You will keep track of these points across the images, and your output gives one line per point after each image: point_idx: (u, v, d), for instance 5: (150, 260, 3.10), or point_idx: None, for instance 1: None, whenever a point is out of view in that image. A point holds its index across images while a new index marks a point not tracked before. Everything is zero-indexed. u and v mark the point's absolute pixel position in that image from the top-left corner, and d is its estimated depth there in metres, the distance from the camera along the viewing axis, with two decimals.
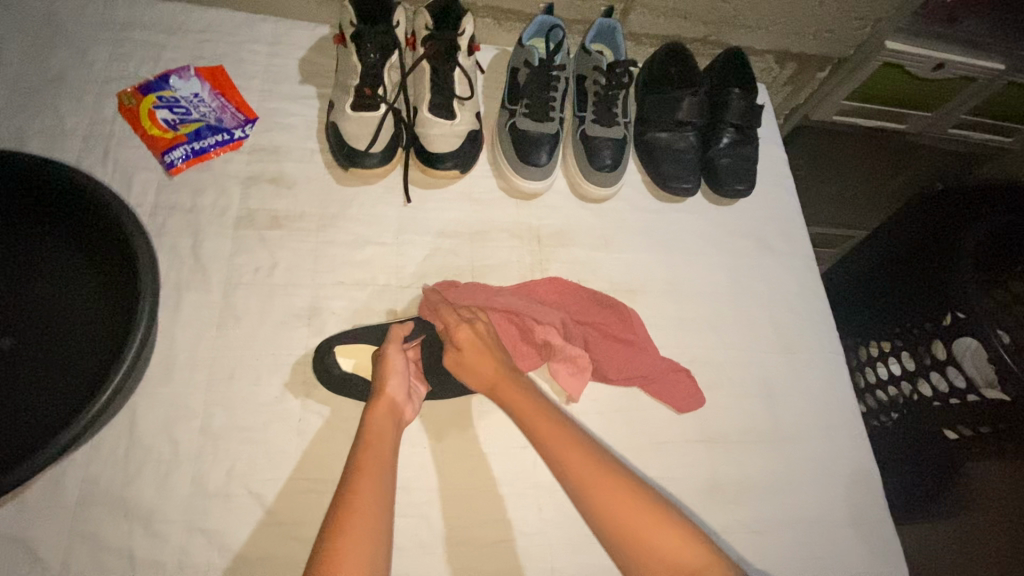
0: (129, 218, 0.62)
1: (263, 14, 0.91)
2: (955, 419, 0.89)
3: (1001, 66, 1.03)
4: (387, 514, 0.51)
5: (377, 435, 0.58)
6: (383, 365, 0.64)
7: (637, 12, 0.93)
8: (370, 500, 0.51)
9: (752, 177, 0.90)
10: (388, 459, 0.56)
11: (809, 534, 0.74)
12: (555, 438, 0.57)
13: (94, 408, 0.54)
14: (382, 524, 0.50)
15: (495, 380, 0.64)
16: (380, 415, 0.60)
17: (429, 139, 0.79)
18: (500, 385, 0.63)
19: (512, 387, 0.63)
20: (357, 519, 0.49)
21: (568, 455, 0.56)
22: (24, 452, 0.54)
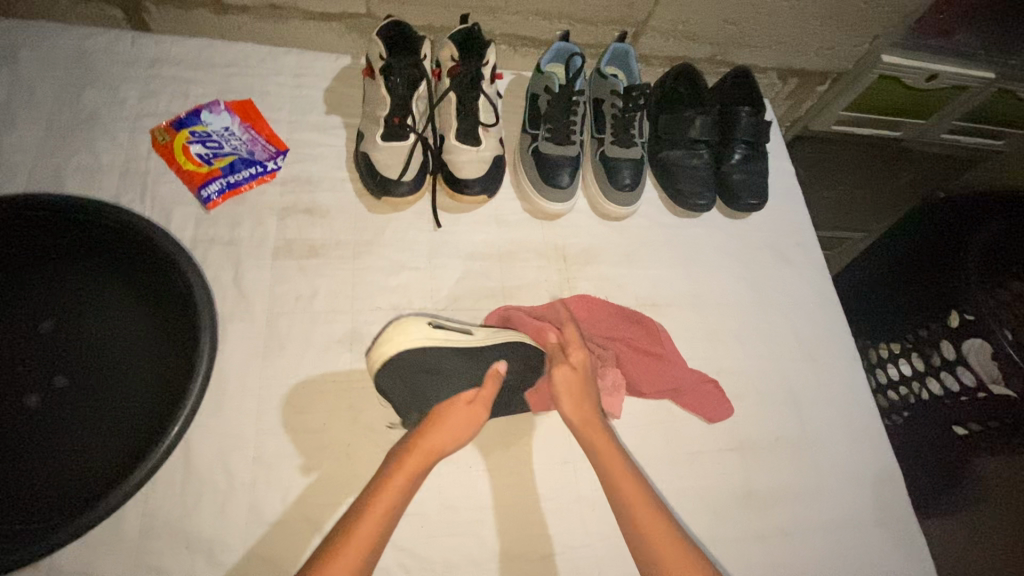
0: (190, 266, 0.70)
1: (287, 46, 0.93)
2: (963, 415, 0.93)
3: (992, 74, 1.07)
4: (368, 559, 0.54)
5: (401, 471, 0.59)
6: (443, 418, 0.62)
7: (648, 36, 0.97)
8: (358, 542, 0.54)
9: (765, 191, 0.93)
10: (401, 496, 0.58)
11: (839, 535, 0.77)
12: (642, 510, 0.61)
13: (169, 438, 0.63)
14: (358, 569, 0.53)
15: (589, 428, 0.66)
16: (415, 455, 0.60)
17: (457, 165, 0.81)
18: (591, 434, 0.66)
19: (602, 437, 0.66)
20: (341, 561, 0.53)
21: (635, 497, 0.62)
22: (104, 481, 0.62)
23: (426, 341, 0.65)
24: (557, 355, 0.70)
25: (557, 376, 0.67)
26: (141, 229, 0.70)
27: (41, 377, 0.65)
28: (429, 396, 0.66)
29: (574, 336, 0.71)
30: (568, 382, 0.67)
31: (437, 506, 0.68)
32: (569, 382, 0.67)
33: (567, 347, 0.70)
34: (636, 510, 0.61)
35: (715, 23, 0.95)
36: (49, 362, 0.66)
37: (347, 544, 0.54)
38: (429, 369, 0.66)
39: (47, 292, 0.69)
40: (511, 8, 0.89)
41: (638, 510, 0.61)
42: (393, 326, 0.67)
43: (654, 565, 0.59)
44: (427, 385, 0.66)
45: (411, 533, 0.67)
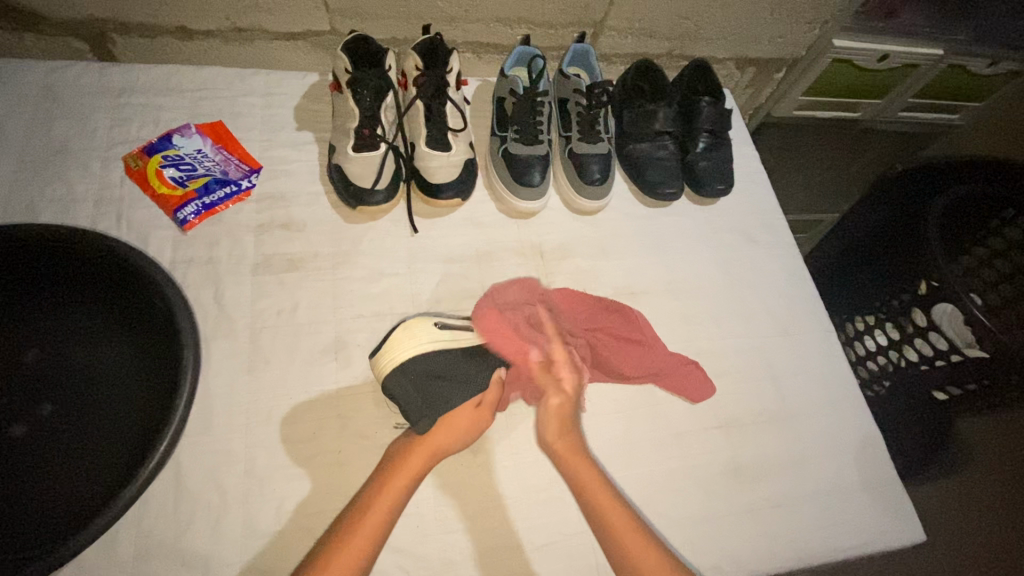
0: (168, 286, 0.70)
1: (254, 67, 0.95)
2: (942, 380, 0.95)
3: (940, 52, 1.11)
4: (380, 540, 0.60)
5: (405, 468, 0.65)
6: (448, 419, 0.69)
7: (606, 35, 1.00)
8: (369, 529, 0.60)
9: (730, 176, 0.96)
10: (407, 487, 0.64)
11: (828, 502, 0.79)
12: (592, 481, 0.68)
13: (157, 456, 0.63)
14: (372, 548, 0.59)
15: (570, 453, 0.71)
16: (420, 450, 0.67)
17: (429, 171, 0.83)
18: (576, 465, 0.69)
19: (587, 468, 0.69)
20: (358, 540, 0.59)
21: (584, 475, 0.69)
22: (92, 506, 0.61)
23: (430, 344, 0.70)
24: (545, 376, 0.76)
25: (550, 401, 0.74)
26: (119, 253, 0.71)
27: (25, 408, 0.66)
28: (437, 402, 0.69)
29: (563, 358, 0.77)
30: (561, 410, 0.74)
31: (431, 505, 0.69)
32: (561, 408, 0.74)
33: (556, 367, 0.76)
34: (597, 501, 0.66)
35: (669, 18, 0.98)
36: (32, 392, 0.66)
37: (354, 536, 0.59)
38: (440, 374, 0.70)
39: (26, 323, 0.70)
40: (472, 17, 0.92)
41: (625, 535, 0.64)
42: (398, 331, 0.71)
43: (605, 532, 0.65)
44: (437, 390, 0.69)
45: (408, 532, 0.68)
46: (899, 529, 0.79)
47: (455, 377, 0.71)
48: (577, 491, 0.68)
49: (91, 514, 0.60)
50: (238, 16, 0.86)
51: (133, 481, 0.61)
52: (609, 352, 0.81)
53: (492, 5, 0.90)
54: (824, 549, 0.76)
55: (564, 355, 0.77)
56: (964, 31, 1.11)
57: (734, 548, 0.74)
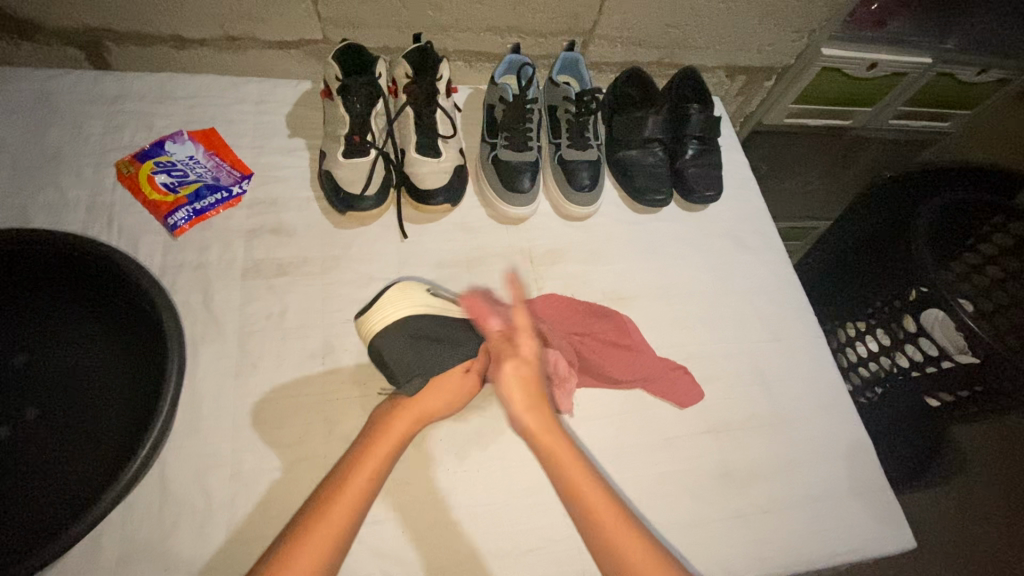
0: (157, 290, 0.71)
1: (248, 76, 0.96)
2: (933, 385, 0.95)
3: (929, 60, 1.11)
4: (360, 513, 0.60)
5: (390, 432, 0.66)
6: (436, 383, 0.70)
7: (596, 44, 1.01)
8: (354, 496, 0.60)
9: (720, 183, 0.97)
10: (393, 451, 0.65)
11: (818, 507, 0.78)
12: (571, 464, 0.65)
13: (141, 458, 0.63)
14: (359, 506, 0.60)
15: (550, 440, 0.67)
16: (407, 415, 0.67)
17: (419, 177, 0.84)
18: (557, 454, 0.66)
19: (570, 456, 0.66)
20: (339, 507, 0.58)
21: (562, 456, 0.66)
22: (75, 509, 0.61)
23: (424, 305, 0.72)
24: (505, 346, 0.71)
25: (507, 371, 0.69)
26: (107, 257, 0.71)
27: (10, 412, 0.66)
28: (429, 365, 0.69)
29: (525, 326, 0.71)
30: (520, 377, 0.69)
31: (418, 510, 0.69)
32: (519, 372, 0.69)
33: (516, 336, 0.72)
34: (576, 484, 0.64)
35: (658, 27, 1.00)
36: (18, 396, 0.67)
37: (337, 502, 0.59)
38: (433, 337, 0.71)
39: (15, 327, 0.70)
40: (462, 26, 0.93)
41: (609, 525, 0.61)
42: (392, 291, 0.73)
43: (584, 516, 0.62)
44: (430, 352, 0.70)
45: (393, 537, 0.67)
46: (889, 536, 0.78)
47: (447, 342, 0.71)
48: (553, 472, 0.65)
49: (74, 518, 0.60)
50: (231, 25, 0.87)
51: (116, 484, 0.61)
52: (587, 357, 0.81)
53: (482, 14, 0.91)
54: (814, 555, 0.75)
55: (525, 320, 0.71)
56: (952, 40, 1.11)
57: (722, 553, 0.73)
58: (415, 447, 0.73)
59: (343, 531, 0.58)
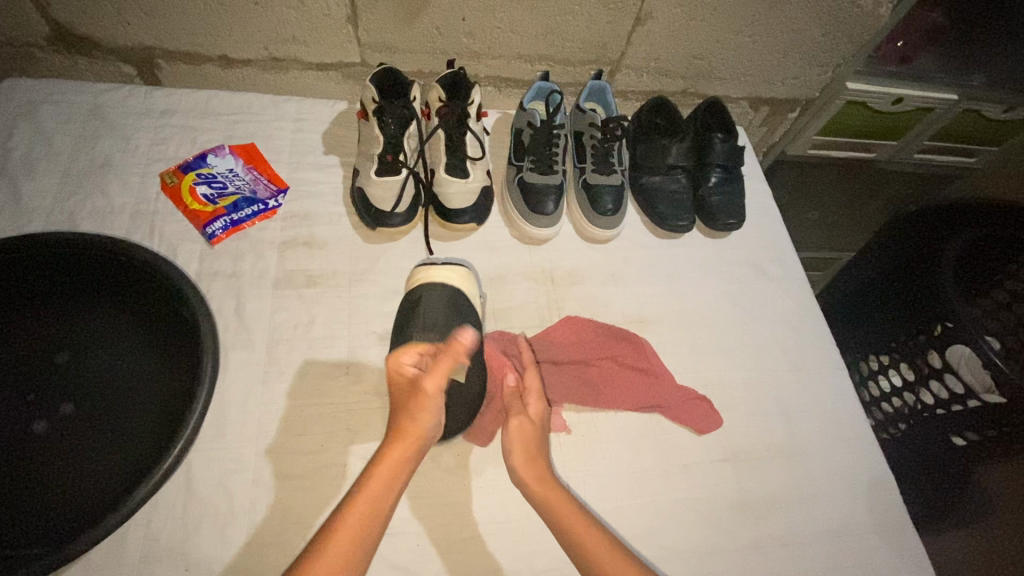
0: (195, 296, 0.74)
1: (287, 95, 1.00)
2: (960, 423, 0.93)
3: (955, 96, 1.13)
4: (363, 552, 0.55)
5: (382, 470, 0.60)
6: (415, 405, 0.65)
7: (623, 73, 1.04)
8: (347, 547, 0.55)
9: (742, 211, 0.98)
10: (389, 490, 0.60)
11: (839, 543, 0.77)
12: (557, 501, 0.65)
13: (172, 457, 0.65)
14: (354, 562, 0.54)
15: (537, 482, 0.67)
16: (399, 446, 0.62)
17: (446, 197, 0.87)
18: (545, 494, 0.66)
19: (566, 505, 0.65)
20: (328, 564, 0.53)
21: (549, 494, 0.66)
22: (105, 504, 0.64)
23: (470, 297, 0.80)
24: (515, 404, 0.73)
25: (513, 428, 0.71)
26: (150, 263, 0.75)
27: (48, 407, 0.68)
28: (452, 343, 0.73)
29: (535, 388, 0.74)
30: (523, 433, 0.71)
31: (433, 523, 0.70)
32: (523, 428, 0.71)
33: (525, 395, 0.74)
34: (565, 519, 0.64)
35: (684, 58, 1.02)
36: (55, 392, 0.69)
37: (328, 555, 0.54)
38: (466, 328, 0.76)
39: (59, 325, 0.73)
40: (494, 53, 0.96)
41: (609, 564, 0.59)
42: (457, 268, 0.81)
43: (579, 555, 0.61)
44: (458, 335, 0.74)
45: (407, 551, 0.68)
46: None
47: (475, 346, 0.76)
48: (544, 514, 0.65)
49: (104, 513, 0.62)
50: (276, 47, 0.92)
51: (147, 481, 0.63)
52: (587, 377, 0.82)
53: (515, 42, 0.95)
54: None
55: (536, 381, 0.74)
56: (977, 78, 1.11)
57: None
58: (433, 460, 0.74)
59: None
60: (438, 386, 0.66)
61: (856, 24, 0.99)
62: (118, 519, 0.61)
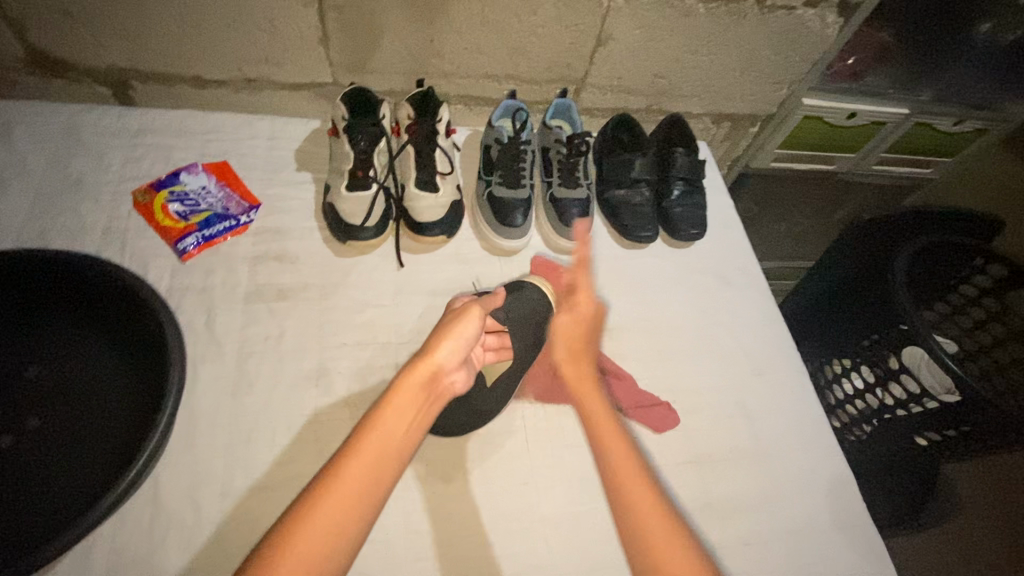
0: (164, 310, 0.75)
1: (260, 114, 1.03)
2: (919, 424, 0.96)
3: (905, 110, 1.18)
4: (393, 464, 0.55)
5: (401, 394, 0.60)
6: (448, 332, 0.67)
7: (588, 91, 1.08)
8: (371, 458, 0.54)
9: (704, 221, 1.01)
10: (417, 406, 0.60)
11: (801, 542, 0.79)
12: (623, 456, 0.60)
13: (137, 470, 0.65)
14: (374, 481, 0.53)
15: (604, 426, 0.63)
16: (418, 370, 0.63)
17: (417, 211, 0.89)
18: (609, 445, 0.62)
19: (629, 459, 0.60)
20: (346, 481, 0.52)
21: (614, 447, 0.61)
22: (68, 519, 0.64)
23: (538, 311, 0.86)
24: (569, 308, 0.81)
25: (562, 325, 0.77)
26: (120, 278, 0.76)
27: (12, 421, 0.68)
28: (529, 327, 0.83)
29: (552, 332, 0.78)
30: (568, 331, 0.76)
31: (401, 529, 0.71)
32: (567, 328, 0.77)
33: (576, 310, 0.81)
34: (619, 471, 0.59)
35: (646, 77, 1.07)
36: (17, 407, 0.69)
37: (353, 467, 0.53)
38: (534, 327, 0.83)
39: (27, 341, 0.74)
40: (463, 73, 1.00)
41: (661, 542, 0.54)
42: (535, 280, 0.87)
43: (626, 523, 0.56)
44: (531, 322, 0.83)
45: (377, 557, 0.68)
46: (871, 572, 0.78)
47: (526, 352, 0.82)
48: (600, 452, 0.62)
49: (67, 527, 0.62)
50: (249, 67, 0.94)
51: (112, 493, 0.64)
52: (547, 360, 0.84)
53: (482, 62, 0.98)
54: None
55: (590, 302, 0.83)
56: (927, 91, 1.17)
57: None
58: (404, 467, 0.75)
59: (345, 517, 0.50)
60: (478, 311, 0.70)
61: (805, 44, 1.05)
62: (74, 536, 0.61)
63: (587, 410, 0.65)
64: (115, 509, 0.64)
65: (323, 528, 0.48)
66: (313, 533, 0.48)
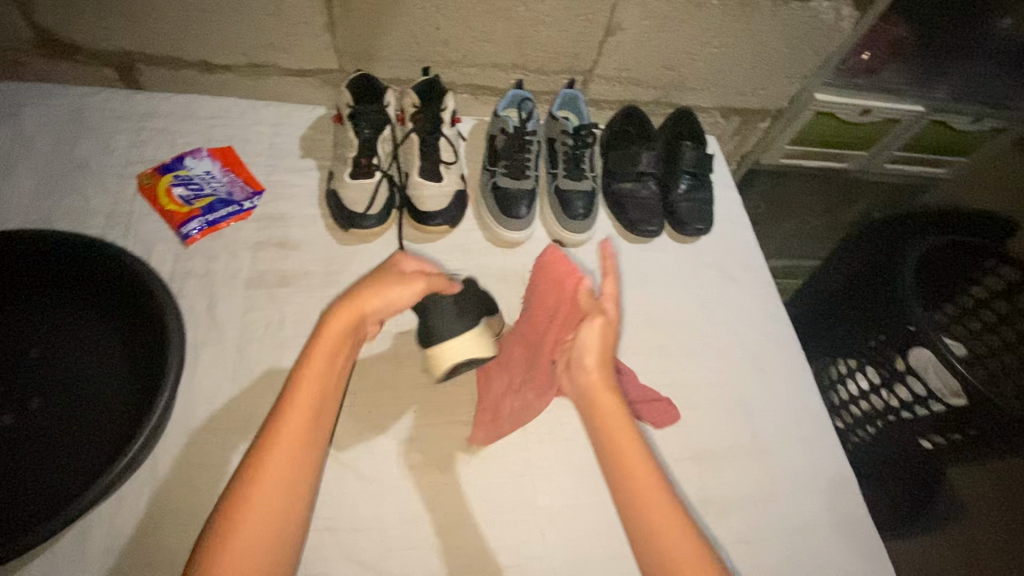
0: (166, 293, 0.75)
1: (266, 100, 1.02)
2: (924, 428, 0.94)
3: (920, 108, 1.16)
4: (313, 434, 0.58)
5: (317, 362, 0.59)
6: (370, 294, 0.62)
7: (596, 82, 1.07)
8: (297, 436, 0.57)
9: (710, 216, 1.00)
10: (332, 373, 0.60)
11: (800, 541, 0.79)
12: (630, 452, 0.62)
13: (135, 451, 0.66)
14: (302, 455, 0.57)
15: (617, 421, 0.65)
16: (333, 335, 0.60)
17: (420, 200, 0.89)
18: (621, 442, 0.63)
19: (637, 456, 0.62)
20: (275, 459, 0.55)
21: (621, 440, 0.63)
22: (68, 498, 0.64)
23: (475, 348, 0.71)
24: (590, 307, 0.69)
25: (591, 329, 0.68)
26: (123, 261, 0.77)
27: (14, 400, 0.69)
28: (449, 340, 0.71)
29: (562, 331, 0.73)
30: (605, 338, 0.68)
31: (397, 517, 0.71)
32: (604, 332, 0.68)
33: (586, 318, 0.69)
34: (626, 466, 0.62)
35: (655, 69, 1.05)
36: (19, 386, 0.70)
37: (281, 443, 0.56)
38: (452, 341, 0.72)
39: (30, 321, 0.74)
40: (469, 62, 0.99)
41: (664, 535, 0.58)
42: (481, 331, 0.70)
43: (632, 515, 0.60)
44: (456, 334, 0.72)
45: (373, 544, 0.69)
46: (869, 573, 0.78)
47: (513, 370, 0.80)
48: (606, 447, 0.64)
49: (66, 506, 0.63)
50: (255, 53, 0.94)
51: (111, 474, 0.64)
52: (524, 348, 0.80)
53: (489, 51, 0.97)
54: None
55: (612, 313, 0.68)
56: (943, 89, 1.15)
57: None
58: (401, 456, 0.75)
59: (285, 490, 0.55)
60: (409, 281, 0.64)
61: (819, 38, 1.03)
62: (73, 514, 0.62)
63: (600, 404, 0.67)
64: (114, 489, 0.65)
65: (263, 505, 0.53)
66: (259, 511, 0.53)
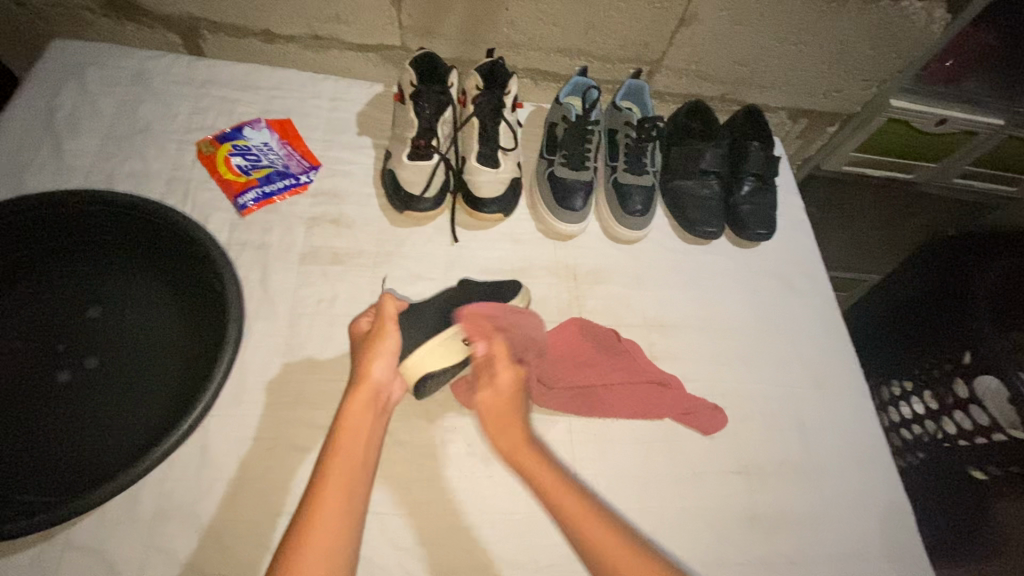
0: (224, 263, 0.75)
1: (325, 73, 1.01)
2: (980, 458, 0.89)
3: (1002, 121, 1.08)
4: (360, 479, 0.60)
5: (347, 420, 0.63)
6: (373, 352, 0.68)
7: (662, 74, 1.02)
8: (341, 482, 0.59)
9: (773, 222, 0.96)
10: (369, 426, 0.64)
11: (849, 567, 0.75)
12: (585, 516, 0.61)
13: (189, 419, 0.66)
14: (352, 497, 0.58)
15: (559, 491, 0.64)
16: (358, 395, 0.65)
17: (476, 186, 0.87)
18: (572, 509, 0.62)
19: (596, 518, 0.61)
20: (324, 508, 0.56)
21: (571, 502, 0.62)
22: (121, 460, 0.65)
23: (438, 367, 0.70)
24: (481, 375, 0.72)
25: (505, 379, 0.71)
26: (184, 228, 0.77)
27: (74, 358, 0.70)
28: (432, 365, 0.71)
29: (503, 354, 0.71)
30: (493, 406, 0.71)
31: (439, 506, 0.69)
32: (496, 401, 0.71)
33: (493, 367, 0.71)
34: (589, 528, 0.60)
35: (726, 63, 1.00)
36: (80, 344, 0.71)
37: (329, 489, 0.58)
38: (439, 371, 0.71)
39: (91, 280, 0.75)
40: (534, 45, 0.96)
41: None
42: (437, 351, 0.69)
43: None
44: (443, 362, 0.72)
45: (414, 531, 0.68)
46: None
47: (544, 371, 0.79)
48: (561, 516, 0.62)
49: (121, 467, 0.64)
50: (319, 25, 0.92)
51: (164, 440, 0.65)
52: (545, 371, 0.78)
53: (555, 35, 0.94)
54: None
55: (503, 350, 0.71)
56: None
57: None
58: (445, 445, 0.74)
59: (339, 530, 0.55)
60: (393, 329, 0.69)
61: (904, 39, 0.97)
62: (127, 477, 0.62)
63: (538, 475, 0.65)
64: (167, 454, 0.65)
65: (319, 545, 0.54)
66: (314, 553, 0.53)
